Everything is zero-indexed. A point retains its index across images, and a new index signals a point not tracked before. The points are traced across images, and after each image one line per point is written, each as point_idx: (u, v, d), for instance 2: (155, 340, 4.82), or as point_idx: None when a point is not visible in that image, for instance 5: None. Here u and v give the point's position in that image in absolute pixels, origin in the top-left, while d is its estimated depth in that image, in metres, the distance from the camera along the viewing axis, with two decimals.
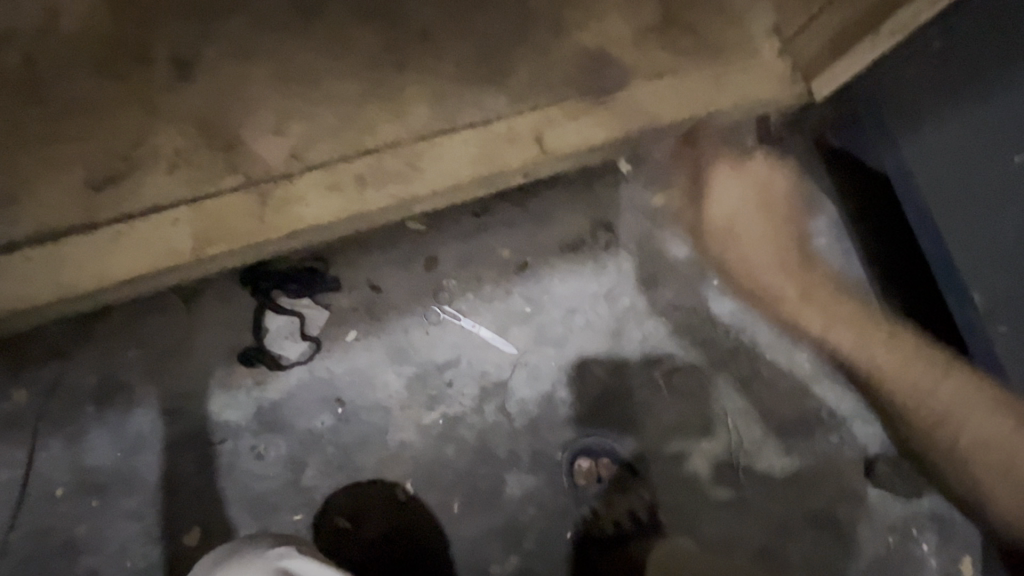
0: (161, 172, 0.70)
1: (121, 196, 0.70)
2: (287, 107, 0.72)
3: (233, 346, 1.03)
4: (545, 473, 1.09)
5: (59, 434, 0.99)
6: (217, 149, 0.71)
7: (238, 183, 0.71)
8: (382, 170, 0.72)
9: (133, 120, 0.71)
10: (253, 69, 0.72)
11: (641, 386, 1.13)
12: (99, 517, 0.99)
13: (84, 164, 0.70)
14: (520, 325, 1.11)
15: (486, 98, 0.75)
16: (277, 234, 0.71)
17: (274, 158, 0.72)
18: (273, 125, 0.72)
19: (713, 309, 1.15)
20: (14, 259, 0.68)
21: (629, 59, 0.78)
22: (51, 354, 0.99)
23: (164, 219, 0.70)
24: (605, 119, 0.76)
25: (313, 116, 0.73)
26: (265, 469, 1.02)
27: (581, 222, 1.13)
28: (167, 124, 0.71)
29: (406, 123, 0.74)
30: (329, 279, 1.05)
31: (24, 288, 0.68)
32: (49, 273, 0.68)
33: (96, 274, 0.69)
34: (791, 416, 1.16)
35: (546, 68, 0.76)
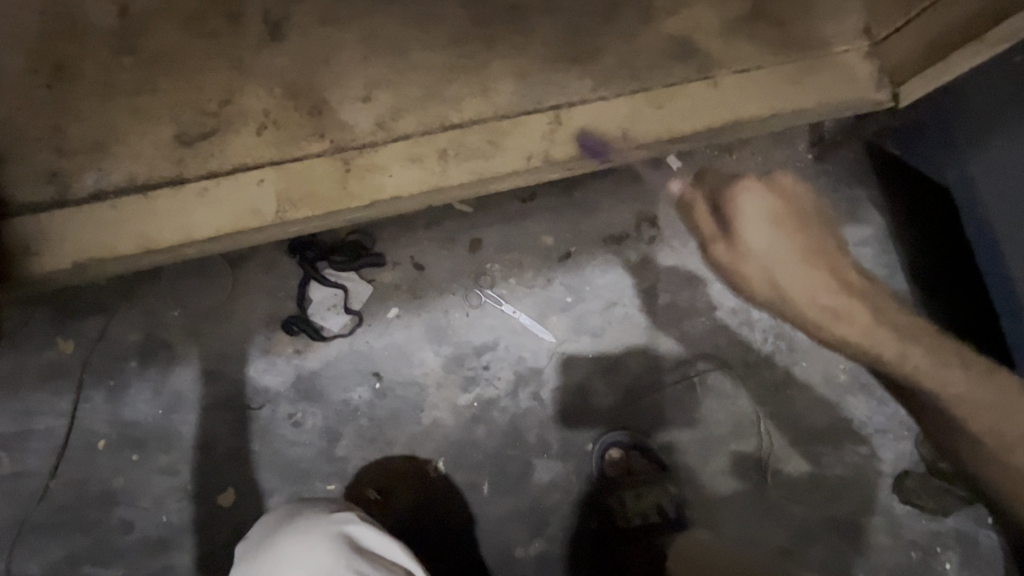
0: (249, 132, 0.71)
1: (203, 153, 0.70)
2: (371, 74, 0.72)
3: (275, 313, 1.04)
4: (571, 462, 1.09)
5: (101, 387, 1.00)
6: (300, 112, 0.71)
7: (322, 148, 0.71)
8: (460, 146, 0.73)
9: (218, 77, 0.71)
10: (339, 34, 0.72)
11: (673, 384, 1.12)
12: (135, 471, 1.00)
13: (172, 119, 0.70)
14: (559, 313, 1.11)
15: (566, 80, 0.75)
16: (355, 204, 0.71)
17: (359, 125, 0.72)
18: (356, 92, 0.72)
19: (751, 313, 1.14)
20: (98, 208, 0.69)
21: (711, 48, 0.76)
22: (97, 308, 1.00)
23: (249, 179, 0.70)
24: (685, 109, 0.76)
25: (395, 85, 0.72)
26: (299, 437, 1.03)
27: (626, 215, 1.13)
28: (251, 84, 0.71)
29: (487, 100, 0.73)
30: (373, 254, 1.05)
31: (103, 239, 0.69)
32: (128, 226, 0.69)
33: (175, 230, 0.70)
34: (822, 425, 1.15)
35: (626, 53, 0.76)
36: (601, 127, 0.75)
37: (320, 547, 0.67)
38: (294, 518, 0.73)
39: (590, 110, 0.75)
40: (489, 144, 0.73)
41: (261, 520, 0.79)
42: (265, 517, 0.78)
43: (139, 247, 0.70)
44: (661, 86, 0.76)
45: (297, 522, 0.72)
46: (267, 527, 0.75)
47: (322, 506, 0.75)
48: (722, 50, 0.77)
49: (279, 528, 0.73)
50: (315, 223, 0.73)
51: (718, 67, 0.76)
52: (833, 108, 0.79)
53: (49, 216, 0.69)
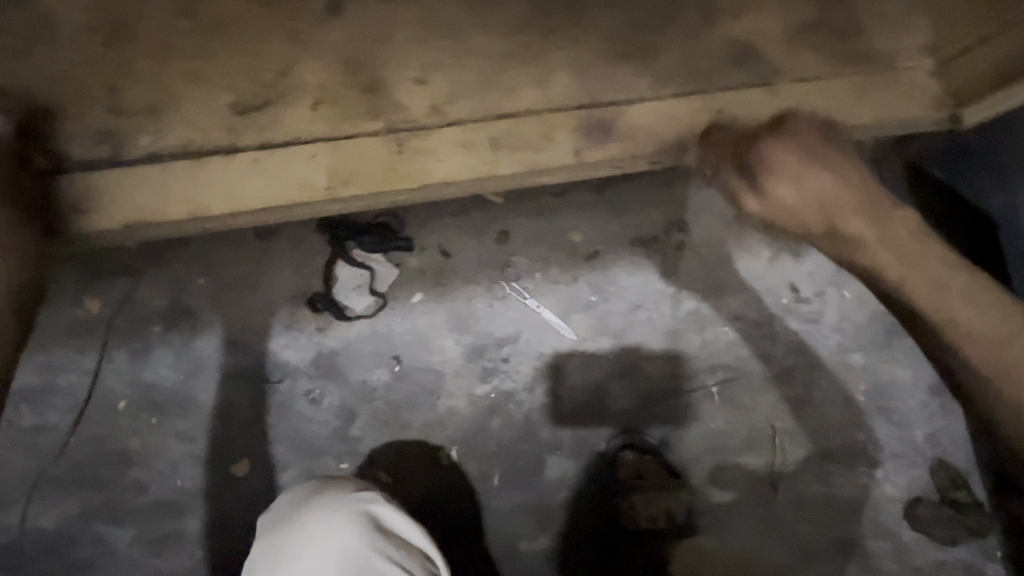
0: (304, 106, 0.72)
1: (257, 124, 0.72)
2: (429, 58, 0.74)
3: (300, 290, 1.04)
4: (582, 460, 1.09)
5: (125, 348, 1.01)
6: (357, 90, 0.73)
7: (376, 127, 0.73)
8: (513, 135, 0.75)
9: (278, 50, 0.72)
10: (400, 15, 0.74)
11: (690, 391, 1.12)
12: (152, 434, 1.01)
13: (229, 87, 0.71)
14: (581, 312, 1.10)
15: (624, 76, 0.77)
16: (405, 186, 0.74)
17: (414, 106, 0.73)
18: (413, 73, 0.73)
19: (774, 326, 1.13)
20: (148, 171, 0.71)
21: (770, 55, 0.78)
22: (125, 270, 1.01)
23: (300, 153, 0.72)
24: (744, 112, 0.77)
25: (453, 70, 0.74)
26: (315, 414, 1.04)
27: (656, 218, 1.11)
28: (311, 58, 0.72)
29: (544, 90, 0.75)
30: (401, 239, 1.05)
31: (153, 202, 0.71)
32: (178, 191, 0.71)
33: (223, 198, 0.71)
34: (837, 444, 1.14)
35: (687, 53, 0.77)
36: (656, 126, 0.77)
37: (346, 528, 0.73)
38: (317, 497, 0.77)
39: (644, 109, 0.77)
40: (540, 136, 0.75)
41: (282, 495, 0.83)
42: (292, 487, 0.83)
43: (187, 213, 0.72)
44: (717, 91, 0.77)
45: (324, 497, 0.77)
46: (290, 504, 0.79)
47: (346, 485, 0.80)
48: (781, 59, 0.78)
49: (304, 505, 0.77)
50: (361, 202, 0.76)
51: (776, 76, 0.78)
52: (890, 125, 0.81)
53: (100, 175, 0.71)
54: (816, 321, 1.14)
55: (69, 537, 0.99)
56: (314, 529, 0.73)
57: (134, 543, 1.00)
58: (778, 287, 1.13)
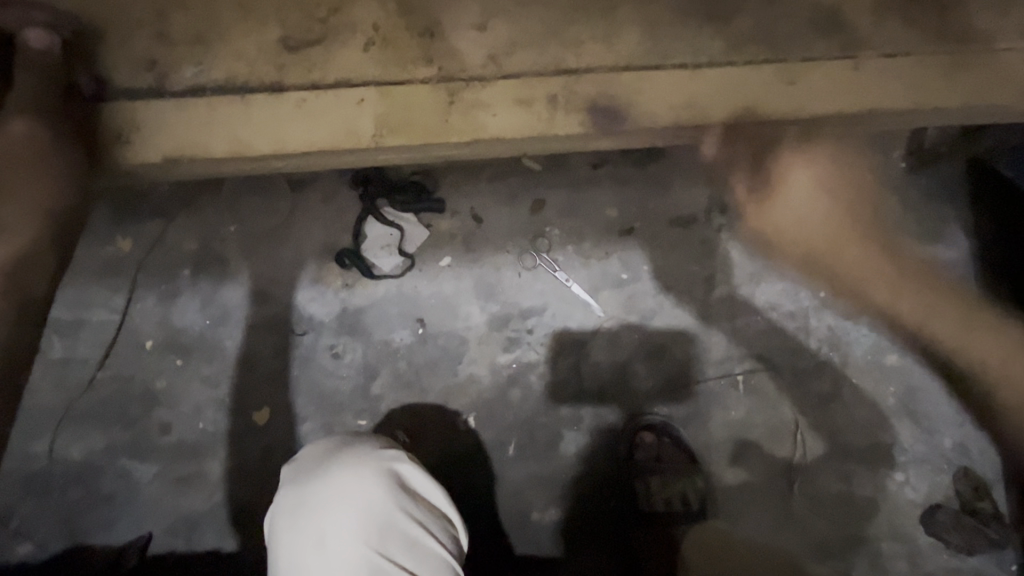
0: (356, 48, 0.70)
1: (307, 62, 0.69)
2: (490, 4, 0.71)
3: (329, 245, 1.03)
4: (599, 438, 1.09)
5: (155, 290, 1.01)
6: (412, 34, 0.70)
7: (430, 75, 0.71)
8: (573, 93, 0.72)
9: None
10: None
11: (716, 378, 1.10)
12: (179, 375, 1.02)
13: (279, 22, 0.69)
14: (611, 289, 1.07)
15: (695, 39, 0.74)
16: (455, 137, 0.71)
17: (469, 54, 0.71)
18: (473, 21, 0.71)
19: (809, 319, 1.10)
20: (193, 104, 0.69)
21: (859, 26, 0.75)
22: (159, 210, 1.00)
23: (351, 96, 0.70)
24: (824, 82, 0.75)
25: (516, 19, 0.72)
26: (338, 369, 1.04)
27: (698, 198, 1.07)
28: None
29: (608, 48, 0.73)
30: (434, 200, 1.03)
31: (197, 137, 0.69)
32: (221, 127, 0.69)
33: (268, 138, 0.69)
34: (861, 444, 1.11)
35: (763, 17, 0.75)
36: (726, 95, 0.75)
37: (375, 484, 0.74)
38: (345, 451, 0.77)
39: (711, 76, 0.74)
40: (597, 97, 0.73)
41: (308, 445, 0.83)
42: (315, 441, 0.83)
43: (229, 151, 0.70)
44: (797, 60, 0.75)
45: (354, 450, 0.78)
46: (316, 456, 0.79)
47: (376, 441, 0.80)
48: (863, 31, 0.76)
49: (332, 457, 0.78)
50: (407, 154, 0.74)
51: (857, 48, 0.76)
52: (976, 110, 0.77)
53: (144, 105, 0.69)
54: (853, 317, 1.10)
55: (95, 468, 1.02)
56: (341, 483, 0.74)
57: (156, 479, 1.03)
58: None
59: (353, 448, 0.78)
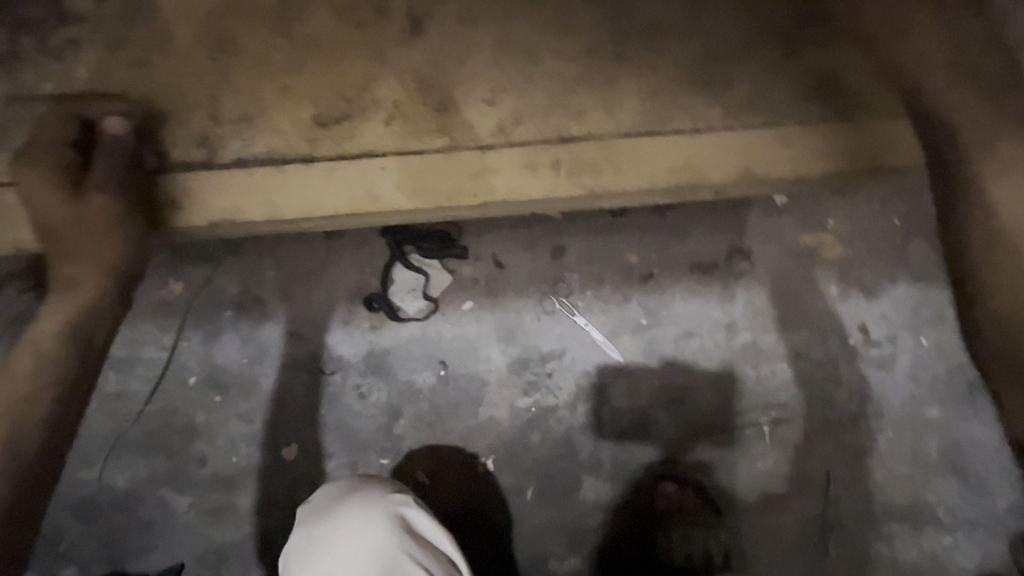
0: (376, 121, 0.75)
1: (335, 136, 0.75)
2: (499, 78, 0.75)
3: (359, 289, 1.09)
4: (620, 485, 1.08)
5: (199, 330, 1.09)
6: (428, 108, 0.75)
7: (443, 144, 0.75)
8: (580, 159, 0.77)
9: (355, 65, 0.75)
10: (477, 36, 0.75)
11: (742, 428, 1.07)
12: (217, 411, 1.08)
13: (310, 100, 0.75)
14: (631, 334, 1.08)
15: (697, 105, 0.77)
16: (465, 201, 0.77)
17: (481, 127, 0.76)
18: (483, 94, 0.76)
19: (839, 368, 1.07)
20: (231, 174, 0.76)
21: (860, 91, 0.78)
22: (207, 257, 1.09)
23: (373, 166, 0.76)
24: (824, 144, 0.78)
25: (524, 91, 0.76)
26: (363, 408, 1.08)
27: (718, 244, 1.08)
28: (388, 75, 0.75)
29: (612, 116, 0.76)
30: (458, 247, 1.08)
31: (235, 203, 0.76)
32: (255, 194, 0.76)
33: (297, 203, 0.77)
34: (902, 502, 1.06)
35: (767, 84, 0.77)
36: (732, 154, 0.78)
37: (379, 527, 0.76)
38: (357, 493, 0.81)
39: (714, 140, 0.77)
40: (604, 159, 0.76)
41: (323, 487, 0.87)
42: (328, 485, 0.86)
43: (264, 214, 0.77)
44: (799, 124, 0.78)
45: (363, 494, 0.80)
46: (330, 496, 0.82)
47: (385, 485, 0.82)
48: (862, 92, 0.78)
49: (345, 498, 0.81)
50: (427, 216, 0.80)
51: (855, 110, 0.78)
52: None
53: (191, 176, 0.76)
54: (887, 365, 1.07)
55: (138, 497, 1.08)
56: (347, 528, 0.76)
57: (192, 510, 1.08)
58: (848, 326, 1.07)
59: (361, 493, 0.81)
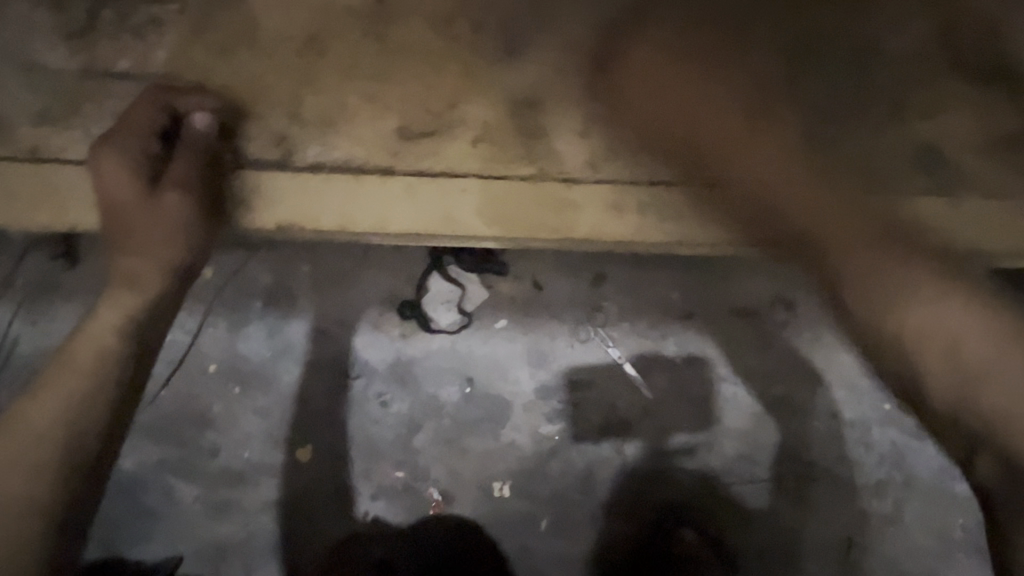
0: (463, 142, 0.72)
1: (418, 150, 0.72)
2: (593, 111, 0.72)
3: (392, 295, 1.06)
4: (637, 527, 1.06)
5: (226, 317, 1.06)
6: (516, 134, 0.72)
7: (527, 171, 0.72)
8: (667, 205, 0.73)
9: (448, 81, 0.72)
10: (573, 62, 0.72)
11: (766, 481, 1.05)
12: (235, 403, 1.06)
13: (396, 110, 0.71)
14: (664, 373, 1.06)
15: None
16: (545, 235, 0.74)
17: (570, 159, 0.72)
18: (576, 126, 0.72)
19: (871, 432, 1.05)
20: (306, 179, 0.72)
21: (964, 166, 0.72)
22: (239, 244, 1.06)
23: (455, 186, 0.72)
24: (919, 222, 0.70)
25: (621, 126, 0.72)
26: (383, 418, 1.05)
27: (763, 291, 1.05)
28: (477, 95, 0.72)
29: None
30: (498, 263, 1.06)
31: (305, 209, 0.72)
32: (327, 202, 0.72)
33: (371, 217, 0.73)
34: (919, 574, 1.05)
35: (873, 146, 0.72)
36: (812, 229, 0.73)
37: None
38: None
39: None
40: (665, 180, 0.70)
41: None
42: None
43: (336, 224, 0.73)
44: (894, 195, 0.71)
45: None
46: None
47: None
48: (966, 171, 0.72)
49: None
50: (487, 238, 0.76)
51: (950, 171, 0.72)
52: None
53: (265, 177, 0.72)
54: (919, 435, 1.04)
55: (142, 481, 1.06)
56: None
57: (197, 502, 1.05)
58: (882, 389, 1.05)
59: None
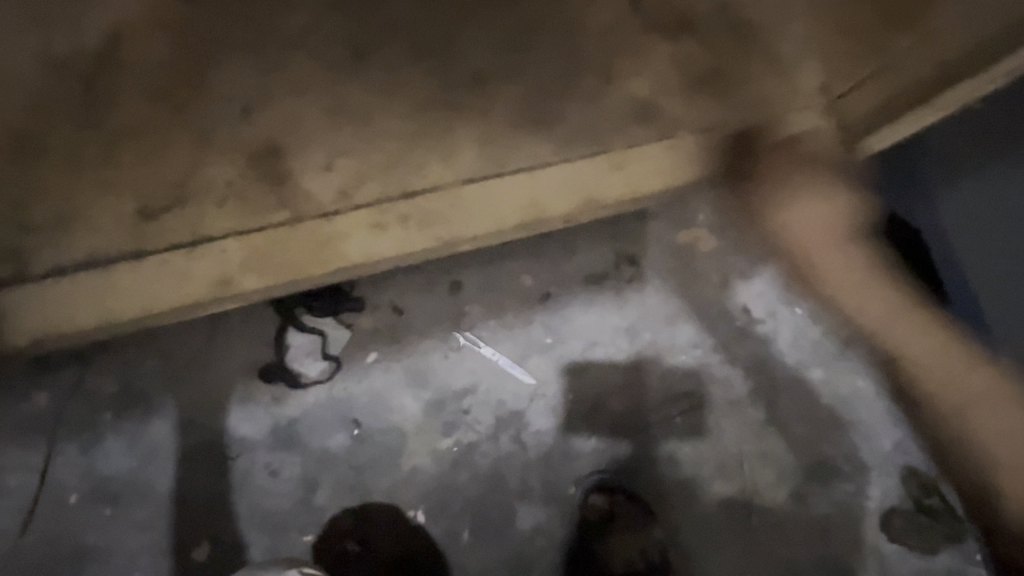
0: (213, 204, 0.84)
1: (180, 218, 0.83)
2: (332, 146, 0.86)
3: (253, 362, 1.03)
4: (555, 508, 1.09)
5: (75, 440, 0.98)
6: (265, 183, 0.85)
7: (284, 216, 0.85)
8: (426, 210, 0.87)
9: (187, 156, 0.84)
10: (305, 110, 0.87)
11: (655, 424, 1.12)
12: (108, 526, 0.98)
13: (142, 192, 0.83)
14: (539, 355, 1.10)
15: (522, 144, 0.90)
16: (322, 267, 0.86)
17: (323, 192, 0.86)
18: (320, 163, 0.86)
19: (733, 350, 1.14)
20: (96, 272, 0.82)
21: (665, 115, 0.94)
22: (73, 360, 0.99)
23: (213, 250, 0.83)
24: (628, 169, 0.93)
25: (355, 155, 0.86)
26: (276, 487, 1.02)
27: (605, 255, 1.12)
28: (219, 159, 0.84)
29: (447, 167, 0.88)
30: (352, 299, 1.05)
31: (109, 301, 0.82)
32: (123, 290, 0.82)
33: (163, 290, 0.83)
34: (808, 462, 1.13)
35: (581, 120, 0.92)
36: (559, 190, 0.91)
37: None
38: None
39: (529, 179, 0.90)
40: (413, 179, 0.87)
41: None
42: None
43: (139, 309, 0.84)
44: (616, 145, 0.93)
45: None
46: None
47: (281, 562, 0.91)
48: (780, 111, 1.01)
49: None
50: None
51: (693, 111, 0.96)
52: None
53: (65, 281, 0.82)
54: (772, 339, 1.14)
55: None
56: None
57: None
58: (730, 309, 1.14)
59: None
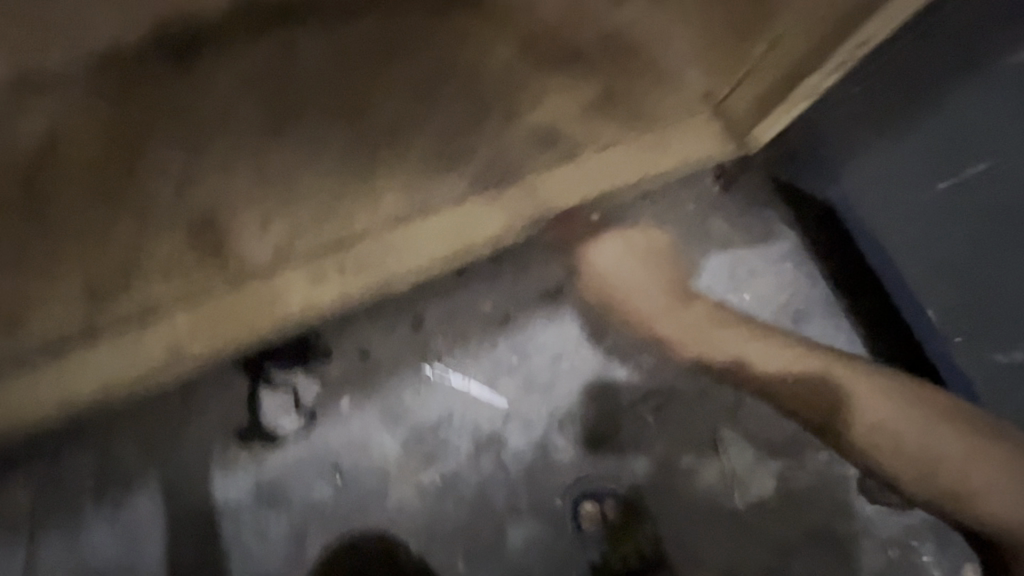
0: (158, 279, 0.87)
1: (129, 297, 0.87)
2: (265, 208, 0.91)
3: (228, 426, 1.05)
4: (545, 521, 1.11)
5: (59, 531, 0.99)
6: (206, 251, 0.89)
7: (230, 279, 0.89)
8: (363, 256, 0.93)
9: (127, 234, 0.88)
10: (238, 177, 0.92)
11: (628, 423, 1.15)
12: None
13: (90, 276, 0.86)
14: (507, 376, 1.14)
15: (444, 180, 0.96)
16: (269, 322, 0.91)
17: (262, 253, 0.90)
18: (256, 226, 0.91)
19: None
20: (50, 360, 0.85)
21: (573, 133, 1.01)
22: (51, 451, 1.01)
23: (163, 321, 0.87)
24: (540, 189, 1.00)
25: (287, 213, 0.91)
26: (265, 547, 1.03)
27: (557, 271, 1.18)
28: (158, 236, 0.88)
29: (375, 213, 0.94)
30: (320, 349, 1.09)
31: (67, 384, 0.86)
32: (79, 372, 0.86)
33: (118, 366, 0.87)
34: (780, 438, 1.17)
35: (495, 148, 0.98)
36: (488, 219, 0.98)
37: None
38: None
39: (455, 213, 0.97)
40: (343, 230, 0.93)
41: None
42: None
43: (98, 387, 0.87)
44: (528, 170, 1.00)
45: None
46: None
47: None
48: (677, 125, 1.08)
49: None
50: None
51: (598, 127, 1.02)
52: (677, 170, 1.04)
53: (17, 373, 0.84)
54: None
55: None
56: None
57: None
58: None
59: None
